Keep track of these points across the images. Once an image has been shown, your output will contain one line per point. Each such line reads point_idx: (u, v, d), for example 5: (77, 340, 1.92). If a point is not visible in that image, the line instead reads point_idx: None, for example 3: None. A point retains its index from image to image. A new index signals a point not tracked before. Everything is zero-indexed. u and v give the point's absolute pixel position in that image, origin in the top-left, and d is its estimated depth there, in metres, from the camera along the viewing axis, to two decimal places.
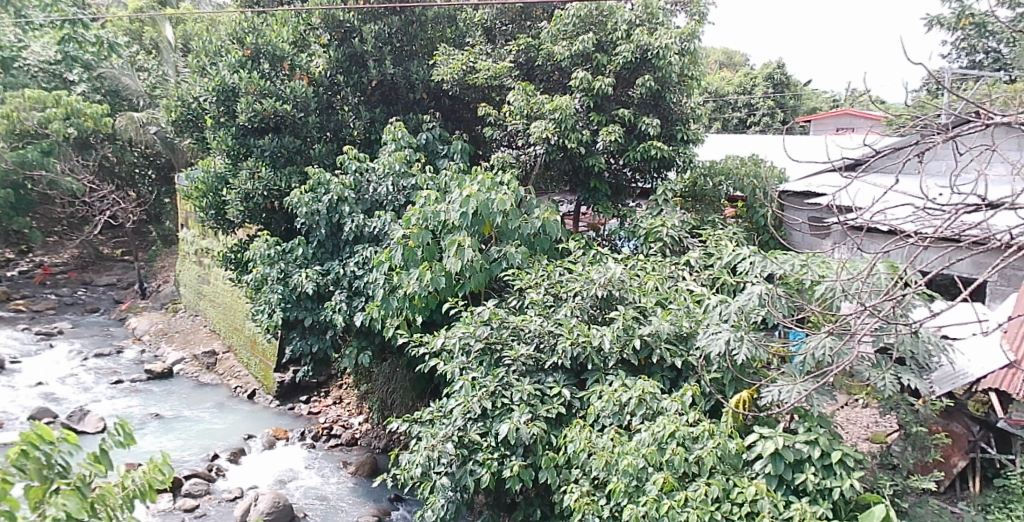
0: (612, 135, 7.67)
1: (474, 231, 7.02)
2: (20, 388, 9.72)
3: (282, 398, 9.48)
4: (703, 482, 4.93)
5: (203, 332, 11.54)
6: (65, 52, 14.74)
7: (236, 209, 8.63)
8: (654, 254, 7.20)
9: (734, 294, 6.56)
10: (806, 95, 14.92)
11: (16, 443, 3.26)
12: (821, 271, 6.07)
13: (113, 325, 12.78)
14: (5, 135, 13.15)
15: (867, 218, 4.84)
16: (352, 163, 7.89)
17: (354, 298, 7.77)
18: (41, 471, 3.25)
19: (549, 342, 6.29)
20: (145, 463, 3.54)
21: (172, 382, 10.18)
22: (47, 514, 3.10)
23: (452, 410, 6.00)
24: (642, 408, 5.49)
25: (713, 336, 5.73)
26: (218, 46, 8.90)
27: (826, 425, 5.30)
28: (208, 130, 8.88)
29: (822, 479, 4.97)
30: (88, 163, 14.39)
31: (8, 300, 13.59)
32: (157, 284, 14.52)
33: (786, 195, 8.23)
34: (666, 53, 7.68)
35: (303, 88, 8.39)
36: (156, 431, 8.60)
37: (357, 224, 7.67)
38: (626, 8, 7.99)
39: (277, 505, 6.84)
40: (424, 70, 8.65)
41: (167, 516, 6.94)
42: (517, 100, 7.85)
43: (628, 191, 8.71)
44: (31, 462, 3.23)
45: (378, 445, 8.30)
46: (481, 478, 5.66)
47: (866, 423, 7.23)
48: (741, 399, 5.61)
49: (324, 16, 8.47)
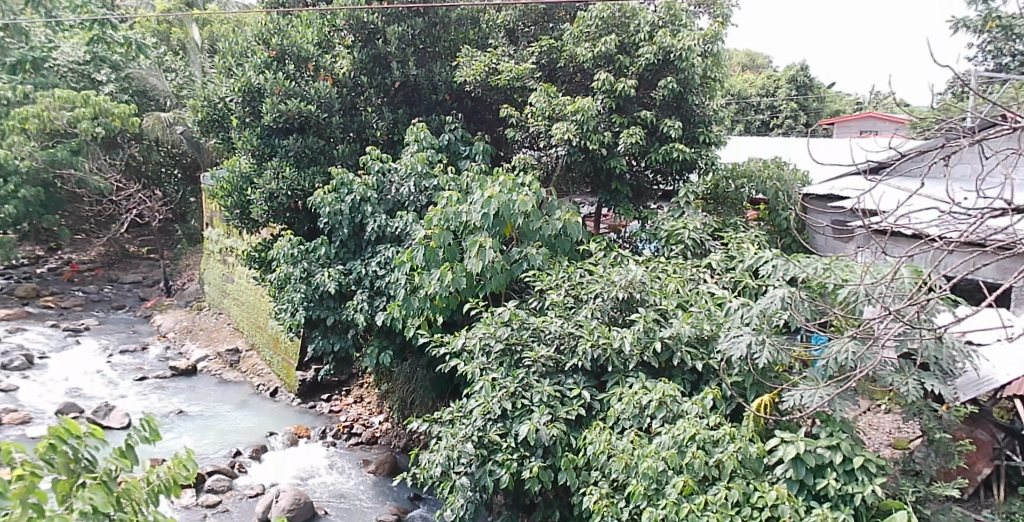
0: (633, 137, 7.63)
1: (495, 232, 7.03)
2: (48, 383, 9.91)
3: (304, 396, 9.55)
4: (724, 485, 4.92)
5: (227, 330, 11.66)
6: (94, 53, 14.97)
7: (260, 209, 8.70)
8: (675, 256, 7.21)
9: (756, 297, 6.52)
10: (831, 98, 14.79)
11: (45, 436, 3.32)
12: (845, 275, 6.04)
13: (138, 322, 12.96)
14: (38, 134, 13.47)
15: (892, 222, 4.80)
16: (374, 163, 7.94)
17: (376, 298, 7.83)
18: (68, 465, 3.31)
19: (569, 343, 6.29)
20: (170, 458, 3.58)
21: (196, 379, 10.31)
22: (74, 508, 3.16)
23: (472, 410, 6.07)
24: (663, 411, 5.48)
25: (734, 339, 5.70)
26: (244, 47, 8.99)
27: (848, 430, 5.27)
28: (234, 130, 9.00)
29: (844, 484, 4.93)
30: (115, 163, 14.59)
31: (38, 297, 13.83)
32: (182, 282, 14.67)
33: (809, 198, 8.15)
34: (688, 55, 7.65)
35: (328, 89, 8.47)
36: (179, 428, 8.73)
37: (380, 224, 7.72)
38: (649, 10, 8.00)
39: (298, 502, 6.90)
40: (447, 72, 8.71)
41: (189, 511, 7.02)
42: (539, 102, 7.86)
43: (650, 193, 8.69)
44: (59, 456, 3.29)
45: (398, 445, 8.33)
46: (500, 479, 5.71)
47: (888, 428, 7.14)
48: (763, 403, 5.61)
49: (348, 17, 8.52)
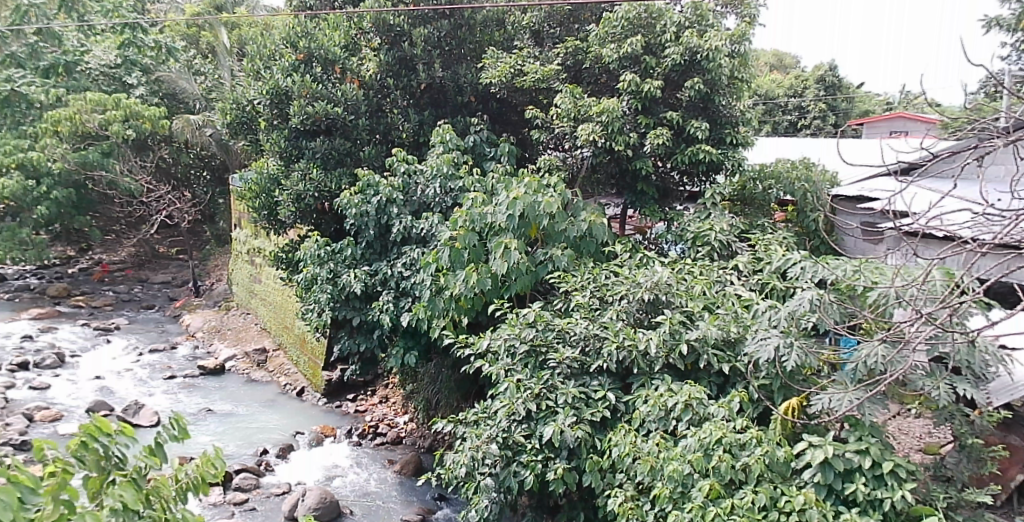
0: (660, 138, 7.59)
1: (521, 234, 7.05)
2: (80, 381, 10.08)
3: (331, 395, 9.60)
4: (750, 489, 4.87)
5: (254, 330, 11.75)
6: (125, 57, 15.26)
7: (288, 209, 8.80)
8: (702, 258, 7.16)
9: (783, 299, 6.45)
10: (860, 98, 14.60)
11: (77, 434, 3.37)
12: (875, 278, 5.97)
13: (168, 321, 13.12)
14: (70, 136, 13.79)
15: (924, 225, 4.82)
16: (400, 165, 7.97)
17: (401, 298, 7.85)
18: (99, 462, 3.34)
19: (595, 345, 6.26)
20: (199, 457, 3.63)
21: (223, 378, 10.42)
22: (104, 505, 3.19)
23: (497, 410, 6.08)
24: (688, 414, 5.45)
25: (761, 342, 5.66)
26: (272, 50, 9.04)
27: (878, 435, 5.18)
28: (262, 133, 9.11)
29: (873, 490, 4.85)
30: (146, 164, 14.80)
31: (69, 296, 14.12)
32: (211, 282, 14.80)
33: (839, 200, 8.03)
34: (716, 55, 7.60)
35: (354, 92, 8.54)
36: (207, 427, 8.84)
37: (405, 225, 7.75)
38: (675, 11, 7.97)
39: (324, 501, 6.94)
40: (472, 74, 8.73)
41: (217, 509, 7.09)
42: (564, 103, 7.85)
43: (676, 194, 8.62)
44: (90, 454, 3.32)
45: (422, 445, 8.36)
46: (525, 480, 5.73)
47: (918, 433, 6.99)
48: (790, 406, 5.54)
49: (374, 20, 8.56)
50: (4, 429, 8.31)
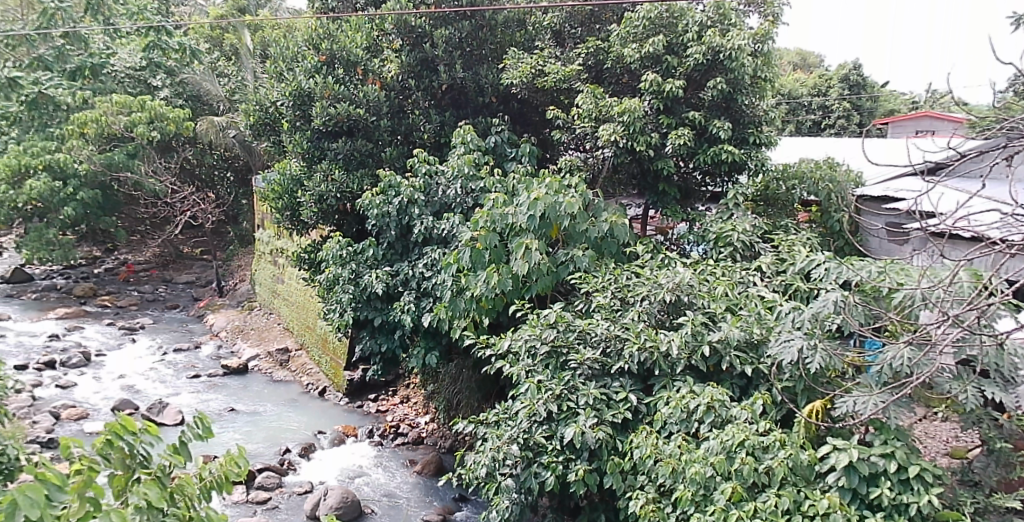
0: (682, 138, 7.54)
1: (542, 234, 7.04)
2: (105, 380, 10.21)
3: (352, 395, 9.65)
4: (774, 492, 4.81)
5: (277, 330, 11.83)
6: (149, 59, 15.37)
7: (310, 210, 8.86)
8: (724, 259, 7.12)
9: (807, 301, 6.38)
10: (885, 97, 14.43)
11: (102, 432, 3.40)
12: (900, 279, 5.89)
13: (191, 321, 13.25)
14: (95, 138, 13.90)
15: (950, 225, 4.83)
16: (421, 166, 7.99)
17: (422, 299, 7.87)
18: (124, 460, 3.38)
19: (616, 346, 6.23)
20: (222, 455, 3.67)
21: (246, 377, 10.50)
22: (130, 502, 3.21)
23: (517, 411, 6.07)
24: (710, 416, 5.41)
25: (784, 344, 5.59)
26: (295, 52, 9.12)
27: (904, 439, 5.11)
28: (285, 134, 9.16)
29: (899, 494, 4.78)
30: (170, 165, 14.88)
31: (95, 296, 14.31)
32: (234, 282, 14.87)
33: (863, 200, 7.94)
34: (739, 54, 7.54)
35: (376, 93, 8.57)
36: (229, 425, 8.91)
37: (426, 226, 7.77)
38: (697, 10, 7.92)
39: (345, 500, 6.98)
40: (494, 74, 8.73)
41: (239, 507, 7.16)
42: (585, 103, 7.83)
43: (698, 195, 8.57)
44: (115, 452, 3.36)
45: (443, 445, 8.38)
46: (546, 481, 5.72)
47: (945, 437, 6.89)
48: (814, 409, 5.47)
49: (396, 21, 8.57)
50: (32, 427, 8.43)
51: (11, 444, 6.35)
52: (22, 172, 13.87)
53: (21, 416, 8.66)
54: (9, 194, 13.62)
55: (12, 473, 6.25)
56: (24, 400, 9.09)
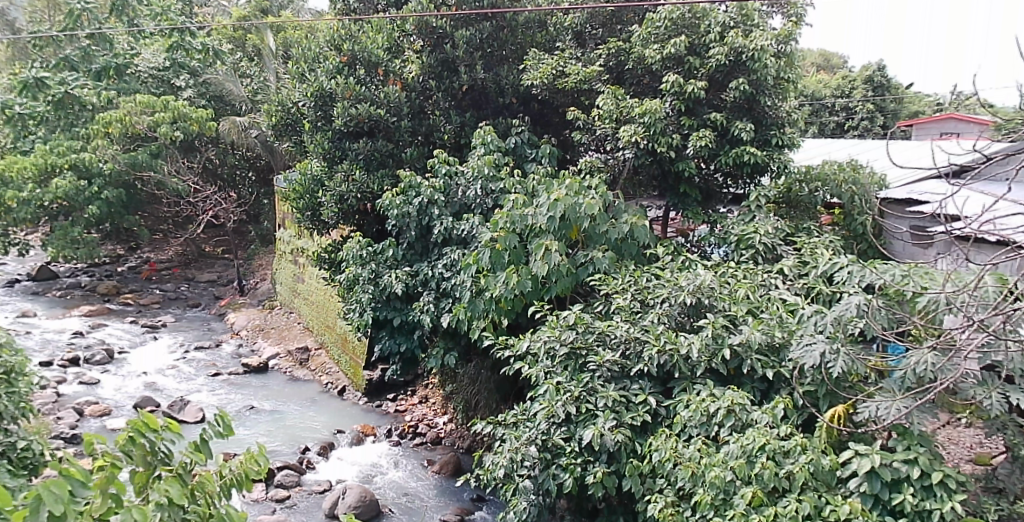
0: (703, 139, 7.49)
1: (561, 236, 7.03)
2: (128, 377, 10.33)
3: (371, 394, 9.68)
4: (794, 498, 4.76)
5: (297, 329, 11.90)
6: (173, 60, 15.53)
7: (331, 210, 8.91)
8: (746, 261, 7.07)
9: (830, 304, 6.30)
10: (910, 99, 14.27)
11: (125, 429, 3.44)
12: (924, 283, 5.81)
13: (213, 319, 13.36)
14: (120, 138, 14.22)
15: (976, 228, 4.89)
16: (442, 166, 8.00)
17: (441, 299, 7.88)
18: (146, 457, 3.42)
19: (635, 348, 6.20)
20: (243, 453, 3.69)
21: (266, 376, 10.58)
22: (151, 499, 3.22)
23: (536, 413, 6.06)
24: (731, 420, 5.36)
25: (806, 348, 5.53)
26: (316, 53, 9.16)
27: (927, 445, 5.03)
28: (307, 134, 9.21)
29: (922, 500, 4.71)
30: (193, 165, 15.05)
31: (119, 294, 14.49)
32: (256, 281, 14.96)
33: (887, 202, 7.77)
34: (761, 55, 7.49)
35: (397, 93, 8.60)
36: (249, 423, 8.98)
37: (446, 226, 7.78)
38: (720, 10, 7.88)
39: (364, 499, 7.01)
40: (514, 75, 8.73)
41: (259, 505, 7.21)
42: (606, 104, 7.81)
43: (719, 197, 8.51)
44: (137, 448, 3.40)
45: (461, 445, 8.38)
46: (564, 483, 5.70)
47: (969, 443, 6.76)
48: (836, 414, 5.40)
49: (417, 23, 8.58)
50: (56, 422, 8.56)
51: (35, 439, 6.45)
52: (48, 171, 14.11)
53: (45, 412, 8.80)
54: (36, 192, 13.85)
55: (36, 469, 6.35)
56: (48, 396, 9.23)
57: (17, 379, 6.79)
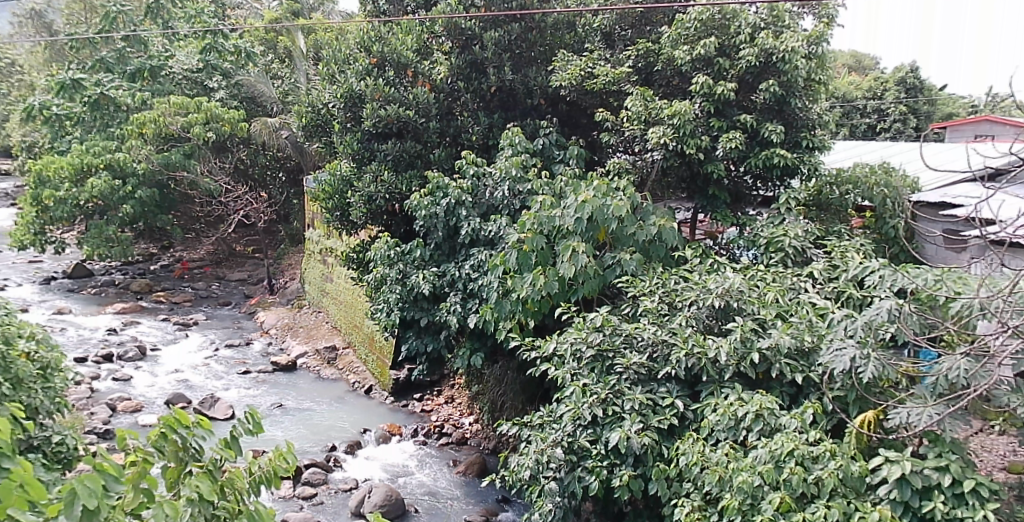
0: (733, 141, 7.42)
1: (589, 237, 7.02)
2: (160, 373, 10.50)
3: (397, 394, 9.74)
4: (823, 504, 4.70)
5: (325, 328, 12.00)
6: (206, 62, 15.76)
7: (359, 211, 9.02)
8: (775, 264, 7.01)
9: (860, 308, 6.24)
10: (944, 101, 14.09)
11: (157, 425, 3.51)
12: (958, 288, 5.70)
13: (243, 318, 13.53)
14: (154, 138, 14.52)
15: (1011, 232, 4.83)
16: (470, 167, 8.04)
17: (468, 300, 7.90)
18: (177, 453, 3.47)
19: (663, 351, 6.18)
20: (272, 451, 3.73)
21: (295, 374, 10.70)
22: (181, 495, 3.26)
23: (562, 415, 6.06)
24: (759, 424, 5.32)
25: (837, 352, 5.46)
26: (347, 54, 9.21)
27: (960, 452, 4.94)
28: (336, 135, 9.31)
29: (953, 508, 4.61)
30: (225, 166, 15.23)
31: (151, 292, 14.72)
32: (284, 280, 15.10)
33: (919, 206, 7.68)
34: (792, 57, 7.42)
35: (425, 95, 8.64)
36: (277, 421, 9.08)
37: (474, 228, 7.81)
38: (750, 11, 7.84)
39: (390, 498, 7.06)
40: (542, 77, 8.77)
41: (287, 502, 7.29)
42: (634, 106, 7.79)
43: (749, 199, 8.46)
44: (169, 444, 3.45)
45: (487, 446, 8.41)
46: (590, 486, 5.69)
47: (1003, 451, 6.58)
48: (866, 419, 5.32)
49: (446, 24, 8.60)
50: (89, 417, 8.73)
51: (70, 434, 6.58)
52: (84, 171, 14.41)
53: (79, 407, 8.98)
54: (72, 191, 14.14)
55: (71, 463, 6.48)
56: (82, 392, 9.42)
57: (53, 375, 6.93)
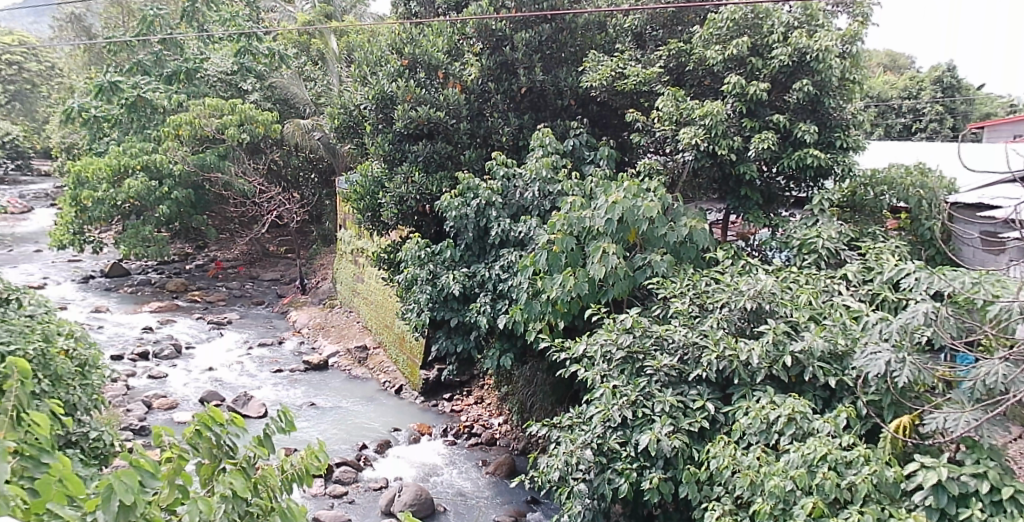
0: (765, 142, 7.35)
1: (619, 238, 6.99)
2: (194, 371, 10.67)
3: (426, 394, 9.80)
4: (856, 510, 4.62)
5: (355, 328, 12.11)
6: (240, 64, 16.10)
7: (390, 212, 9.13)
8: (809, 266, 6.93)
9: (895, 311, 6.16)
10: (982, 100, 13.84)
11: (192, 422, 3.56)
12: (996, 291, 5.58)
13: (275, 317, 13.68)
14: (189, 140, 14.73)
15: None
16: (500, 169, 8.08)
17: (498, 301, 7.92)
18: (211, 450, 3.51)
19: (694, 354, 6.12)
20: (304, 449, 3.76)
21: (326, 373, 10.81)
22: (215, 491, 3.30)
23: (592, 416, 6.04)
24: (791, 428, 5.27)
25: (870, 356, 5.37)
26: (378, 56, 9.22)
27: (999, 459, 4.81)
28: (368, 136, 9.40)
29: (991, 516, 4.51)
30: (258, 166, 15.27)
31: (186, 291, 14.95)
32: (316, 280, 15.27)
33: (957, 207, 7.58)
34: (826, 56, 7.35)
35: (456, 96, 8.66)
36: (308, 420, 9.17)
37: (504, 228, 7.83)
38: (784, 10, 7.76)
39: (420, 497, 7.11)
40: (573, 77, 8.77)
41: (318, 500, 7.38)
42: (665, 106, 7.76)
43: (781, 200, 8.38)
44: (203, 442, 3.50)
45: (516, 446, 8.43)
46: (619, 488, 5.67)
47: None
48: (902, 424, 5.23)
49: (478, 26, 8.74)
50: (125, 414, 8.91)
51: (106, 430, 6.73)
52: (120, 172, 14.71)
53: (116, 404, 9.17)
54: (109, 192, 14.42)
55: (107, 458, 6.63)
56: (119, 389, 9.63)
57: (91, 372, 7.09)
